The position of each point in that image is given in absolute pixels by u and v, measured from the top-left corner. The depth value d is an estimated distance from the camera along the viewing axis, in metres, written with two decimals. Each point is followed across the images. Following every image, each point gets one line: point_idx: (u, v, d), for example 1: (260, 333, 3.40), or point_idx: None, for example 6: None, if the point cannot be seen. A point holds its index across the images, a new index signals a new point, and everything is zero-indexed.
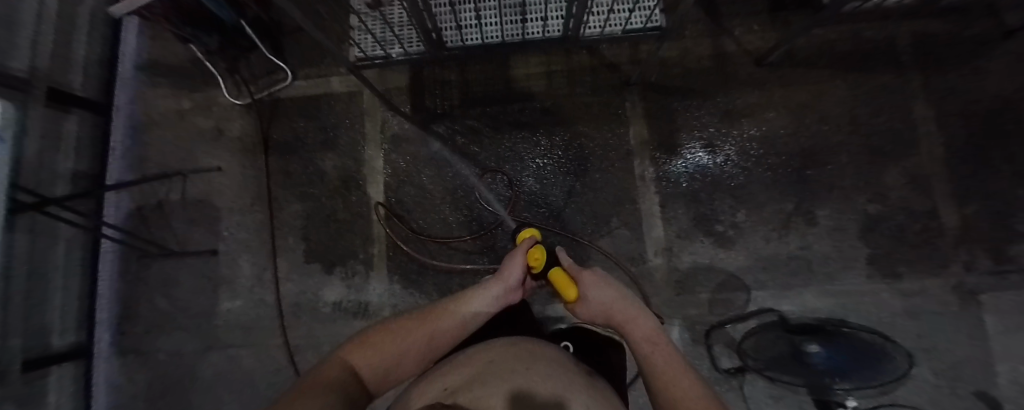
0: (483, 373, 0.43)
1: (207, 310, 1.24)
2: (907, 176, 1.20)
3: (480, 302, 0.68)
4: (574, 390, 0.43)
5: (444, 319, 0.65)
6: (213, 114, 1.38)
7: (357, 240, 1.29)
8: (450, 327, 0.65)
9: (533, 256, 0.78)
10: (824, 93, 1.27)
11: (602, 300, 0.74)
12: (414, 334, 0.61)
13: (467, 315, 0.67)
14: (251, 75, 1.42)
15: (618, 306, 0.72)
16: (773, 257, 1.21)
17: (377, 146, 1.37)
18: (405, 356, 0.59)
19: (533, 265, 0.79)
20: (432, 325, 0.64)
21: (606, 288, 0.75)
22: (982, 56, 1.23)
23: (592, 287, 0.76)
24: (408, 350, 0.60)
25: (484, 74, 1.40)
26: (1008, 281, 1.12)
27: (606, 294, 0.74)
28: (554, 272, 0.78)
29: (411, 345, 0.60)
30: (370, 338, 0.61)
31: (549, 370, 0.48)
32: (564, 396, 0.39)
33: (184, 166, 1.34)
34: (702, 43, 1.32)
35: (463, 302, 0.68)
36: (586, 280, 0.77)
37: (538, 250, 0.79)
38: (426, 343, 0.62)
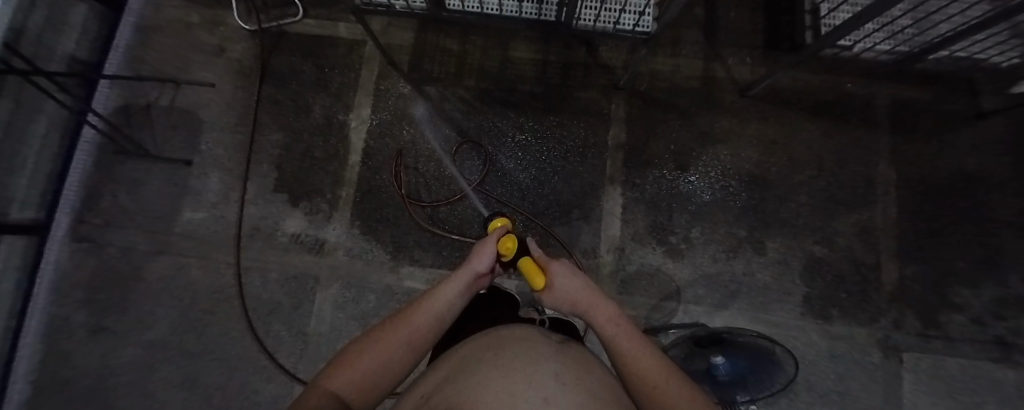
0: (458, 368, 0.40)
1: (169, 215, 1.33)
2: (858, 228, 1.26)
3: (455, 289, 0.55)
4: (559, 358, 0.41)
5: (422, 315, 0.50)
6: (217, 32, 1.44)
7: (327, 178, 1.34)
8: (433, 325, 0.50)
9: (504, 246, 0.66)
10: (796, 136, 1.31)
11: (569, 289, 0.58)
12: (387, 340, 0.46)
13: (450, 304, 0.53)
14: (263, 4, 1.45)
15: (584, 294, 0.57)
16: (716, 277, 1.25)
17: (366, 94, 1.39)
18: (390, 364, 0.44)
19: (503, 256, 0.67)
20: (409, 326, 0.48)
21: (571, 274, 0.60)
22: (952, 131, 1.29)
23: (557, 274, 0.61)
24: (394, 359, 0.45)
25: (486, 47, 1.40)
26: (929, 346, 1.19)
27: (574, 282, 0.59)
28: (522, 263, 0.64)
29: (396, 351, 0.45)
30: (338, 363, 0.43)
31: (527, 349, 0.44)
32: (544, 366, 0.36)
33: (179, 75, 1.42)
34: (694, 63, 1.36)
35: (434, 294, 0.53)
36: (553, 269, 0.61)
37: (508, 239, 0.68)
38: (413, 345, 0.47)
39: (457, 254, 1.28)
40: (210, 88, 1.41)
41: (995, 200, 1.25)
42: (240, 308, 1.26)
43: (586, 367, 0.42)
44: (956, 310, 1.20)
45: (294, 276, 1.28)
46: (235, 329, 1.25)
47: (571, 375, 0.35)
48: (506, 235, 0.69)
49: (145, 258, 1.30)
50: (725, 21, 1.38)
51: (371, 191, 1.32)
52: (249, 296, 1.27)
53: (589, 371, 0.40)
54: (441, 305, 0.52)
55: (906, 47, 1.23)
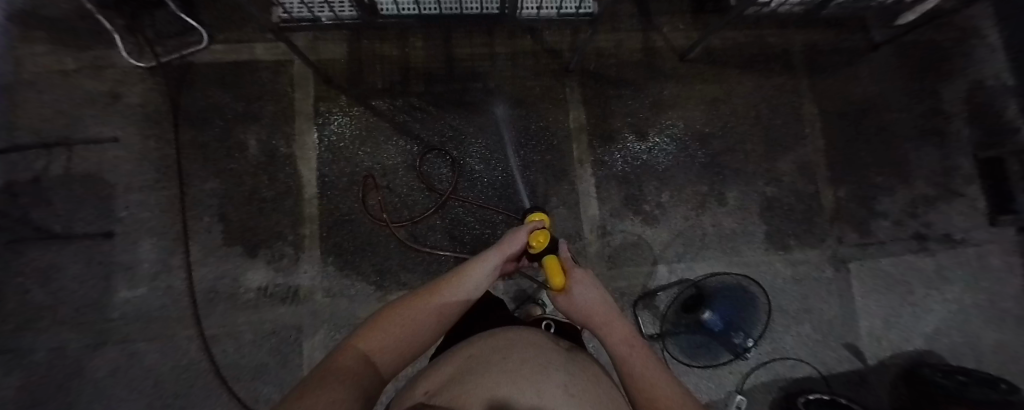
0: (465, 370, 0.39)
1: (99, 298, 1.15)
2: (797, 164, 1.41)
3: (486, 267, 0.52)
4: (566, 368, 0.41)
5: (452, 290, 0.48)
6: (106, 76, 1.23)
7: (284, 218, 1.22)
8: (461, 301, 0.48)
9: (536, 238, 0.66)
10: (733, 91, 1.42)
11: (586, 298, 0.57)
12: (416, 311, 0.44)
13: (481, 281, 0.51)
14: (156, 36, 1.25)
15: (600, 307, 0.57)
16: (691, 234, 1.34)
17: (308, 120, 1.27)
18: (418, 335, 0.43)
19: (532, 247, 0.66)
20: (438, 299, 0.46)
21: (591, 284, 0.60)
22: (854, 64, 1.48)
23: (578, 281, 0.60)
24: (421, 331, 0.43)
25: (429, 48, 1.33)
26: (867, 252, 1.39)
27: (593, 293, 0.58)
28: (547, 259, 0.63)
29: (424, 323, 0.44)
30: (369, 324, 0.43)
31: (528, 353, 0.43)
32: (552, 376, 0.36)
33: (70, 135, 1.20)
34: (634, 36, 1.40)
35: (465, 270, 0.50)
36: (575, 274, 0.61)
37: (541, 233, 0.67)
38: (440, 318, 0.45)
39: (444, 268, 1.24)
40: (113, 143, 1.21)
41: (895, 119, 1.47)
42: (216, 381, 1.13)
43: (594, 379, 0.41)
44: (881, 218, 1.41)
45: (271, 331, 1.17)
46: (217, 406, 1.12)
47: (580, 390, 0.35)
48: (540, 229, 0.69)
49: (80, 354, 1.11)
50: None
51: (338, 223, 1.23)
52: (225, 366, 1.14)
53: (596, 385, 0.40)
54: (472, 282, 0.49)
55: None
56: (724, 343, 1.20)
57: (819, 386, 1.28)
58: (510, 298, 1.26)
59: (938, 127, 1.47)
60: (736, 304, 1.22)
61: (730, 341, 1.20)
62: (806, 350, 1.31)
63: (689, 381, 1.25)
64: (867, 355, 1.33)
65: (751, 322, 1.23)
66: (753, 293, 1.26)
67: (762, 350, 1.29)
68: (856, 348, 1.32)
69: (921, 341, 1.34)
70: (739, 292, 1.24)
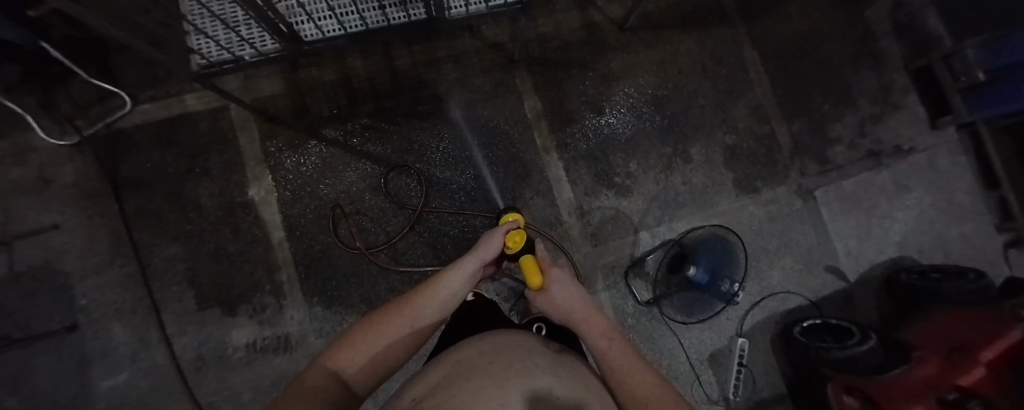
0: (452, 375, 0.39)
1: (77, 395, 1.09)
2: (750, 108, 1.46)
3: (461, 274, 0.53)
4: (554, 370, 0.41)
5: (428, 300, 0.48)
6: (29, 161, 1.15)
7: (257, 269, 1.18)
8: (435, 310, 0.48)
9: (512, 239, 0.65)
10: (677, 50, 1.45)
11: (565, 297, 0.59)
12: (392, 324, 0.44)
13: (456, 288, 0.52)
14: (75, 107, 1.17)
15: (579, 304, 0.58)
16: (664, 196, 1.37)
17: (259, 164, 1.22)
18: (393, 348, 0.43)
19: (509, 248, 0.66)
20: (413, 310, 0.46)
21: (569, 284, 0.61)
22: (783, 2, 1.53)
23: (556, 281, 0.62)
24: (397, 343, 0.43)
25: (369, 65, 1.30)
26: (829, 179, 1.45)
27: (570, 291, 0.60)
28: (523, 259, 0.63)
29: (400, 336, 0.44)
30: (347, 337, 0.43)
31: (514, 356, 0.44)
32: (538, 378, 0.36)
33: (4, 231, 1.12)
34: (571, 15, 1.40)
35: (439, 281, 0.51)
36: (553, 272, 0.62)
37: (517, 233, 0.66)
38: (415, 330, 0.45)
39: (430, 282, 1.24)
40: (54, 230, 1.13)
41: (831, 47, 1.53)
42: None
43: (585, 384, 0.42)
44: (836, 143, 1.47)
45: (270, 386, 1.14)
46: None
47: (567, 395, 0.35)
48: (515, 229, 0.68)
49: None
50: None
51: (315, 260, 1.20)
52: None
53: (587, 390, 0.40)
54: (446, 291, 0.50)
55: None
56: (714, 293, 1.27)
57: (810, 313, 1.35)
58: (503, 298, 1.26)
59: (871, 48, 1.54)
60: (718, 253, 1.30)
61: (719, 289, 1.27)
62: (792, 282, 1.37)
63: (691, 337, 1.29)
64: (847, 274, 1.40)
65: (736, 265, 1.31)
66: (732, 239, 1.33)
67: (752, 292, 1.35)
68: (836, 270, 1.39)
69: (892, 250, 1.42)
70: (719, 240, 1.32)
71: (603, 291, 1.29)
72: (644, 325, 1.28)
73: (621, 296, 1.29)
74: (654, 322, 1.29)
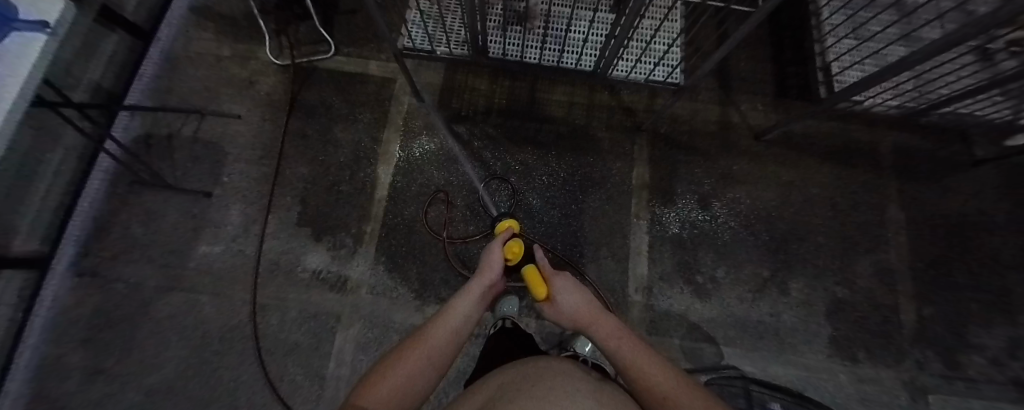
0: (498, 397, 0.41)
1: (184, 248, 1.29)
2: (874, 268, 1.31)
3: (469, 302, 0.61)
4: (597, 396, 0.41)
5: (441, 326, 0.55)
6: (248, 65, 1.47)
7: (352, 212, 1.32)
8: (450, 333, 0.55)
9: (511, 251, 0.86)
10: (809, 180, 1.38)
11: (569, 299, 0.68)
12: (413, 355, 0.50)
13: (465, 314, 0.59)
14: (296, 41, 1.49)
15: (586, 309, 0.65)
16: (744, 317, 1.26)
17: (395, 130, 1.41)
18: (424, 371, 0.49)
19: (509, 261, 0.86)
20: (433, 338, 0.53)
21: (573, 292, 0.70)
22: (949, 176, 1.38)
23: (560, 286, 0.72)
24: (424, 369, 0.49)
25: (514, 88, 1.46)
26: (954, 388, 1.21)
27: (574, 298, 0.68)
28: (527, 271, 0.78)
29: (427, 361, 0.50)
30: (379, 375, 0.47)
31: (560, 381, 0.44)
32: (581, 401, 0.37)
33: (205, 106, 1.43)
34: (711, 109, 1.43)
35: (449, 310, 0.58)
36: (556, 283, 0.72)
37: (515, 246, 0.87)
38: (437, 357, 0.51)
39: None
40: (237, 119, 1.41)
41: (998, 243, 1.33)
42: (254, 351, 1.19)
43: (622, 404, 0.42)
44: (974, 351, 1.24)
45: (314, 315, 1.23)
46: (250, 372, 1.17)
47: None
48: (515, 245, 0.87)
49: (153, 294, 1.24)
50: (736, 70, 1.47)
51: (398, 226, 1.31)
52: (266, 336, 1.20)
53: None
54: (459, 314, 0.58)
55: (912, 102, 1.26)
56: None
57: None
58: (541, 339, 1.24)
59: None
60: None
61: None
62: None
63: None
64: None
65: None
66: None
67: None
68: None
69: None
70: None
71: None
72: None
73: None
74: None
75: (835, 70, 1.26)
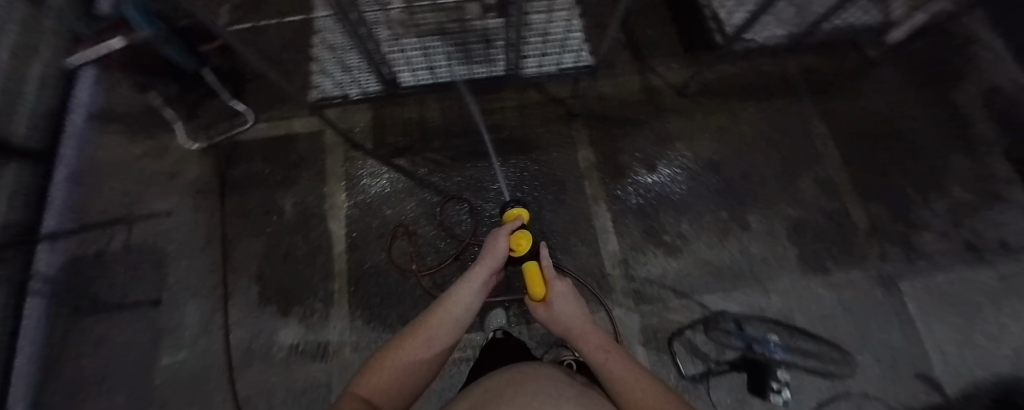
0: (480, 402, 0.41)
1: (144, 365, 1.20)
2: (817, 182, 1.39)
3: (470, 291, 0.59)
4: (580, 401, 0.42)
5: (444, 312, 0.54)
6: (167, 158, 1.40)
7: (314, 275, 1.28)
8: (453, 320, 0.54)
9: (518, 243, 0.79)
10: (737, 119, 1.46)
11: (567, 308, 0.67)
12: (413, 340, 0.48)
13: (469, 301, 0.58)
14: (210, 120, 1.43)
15: (577, 318, 0.65)
16: (717, 262, 1.31)
17: (337, 181, 1.38)
18: (423, 357, 0.47)
19: (516, 251, 0.79)
20: (431, 327, 0.51)
21: (569, 299, 0.70)
22: (854, 82, 1.50)
23: (557, 291, 0.72)
24: (422, 358, 0.47)
25: (442, 108, 1.46)
26: (916, 268, 1.30)
27: (569, 304, 0.69)
28: (529, 264, 0.76)
29: (423, 353, 0.48)
30: (376, 361, 0.46)
31: (544, 388, 0.44)
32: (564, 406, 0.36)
33: (131, 211, 1.35)
34: (632, 78, 1.50)
35: (455, 294, 0.58)
36: (556, 286, 0.72)
37: (523, 238, 0.80)
38: (436, 343, 0.50)
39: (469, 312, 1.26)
40: (168, 215, 1.34)
41: (913, 129, 1.45)
42: None
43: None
44: (923, 230, 1.34)
45: (301, 392, 1.16)
46: None
47: None
48: (523, 235, 0.81)
49: None
50: (644, 37, 1.55)
51: (365, 275, 1.28)
52: None
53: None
54: (459, 305, 0.56)
55: (796, 27, 1.36)
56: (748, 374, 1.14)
57: None
58: (535, 344, 1.23)
59: (961, 133, 1.44)
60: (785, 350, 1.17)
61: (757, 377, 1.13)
62: (874, 384, 1.19)
63: None
64: (951, 389, 1.18)
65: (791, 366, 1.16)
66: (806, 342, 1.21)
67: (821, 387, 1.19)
68: (934, 380, 1.19)
69: (1008, 365, 1.19)
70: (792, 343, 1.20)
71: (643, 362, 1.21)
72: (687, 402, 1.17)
73: (663, 364, 1.20)
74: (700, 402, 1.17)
75: (722, 16, 1.34)
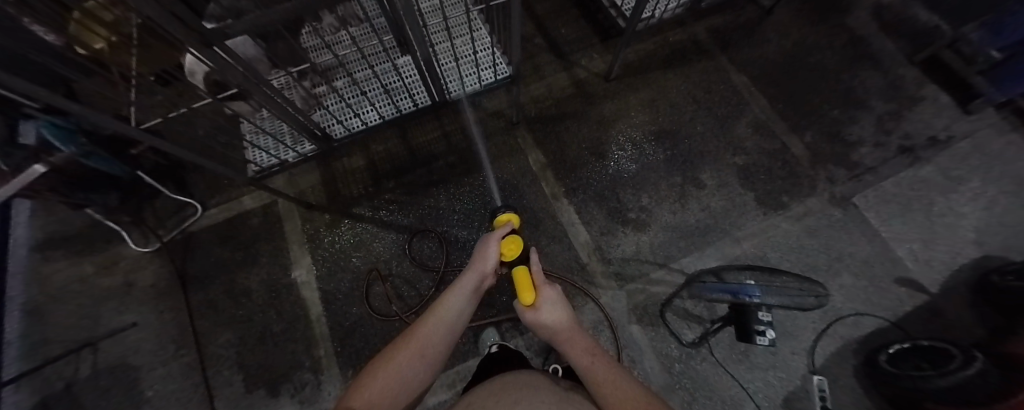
0: None
1: None
2: (753, 127, 1.47)
3: (461, 296, 0.60)
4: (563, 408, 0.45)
5: (431, 325, 0.54)
6: (119, 269, 1.35)
7: (298, 346, 1.24)
8: (440, 336, 0.54)
9: (507, 247, 0.71)
10: (665, 88, 1.54)
11: (553, 319, 0.63)
12: (399, 355, 0.50)
13: (456, 314, 0.58)
14: (159, 220, 1.42)
15: (565, 327, 0.62)
16: (684, 226, 1.35)
17: (300, 246, 1.37)
18: (407, 375, 0.49)
19: (505, 255, 0.71)
20: (417, 341, 0.52)
21: (559, 307, 0.64)
22: (757, 30, 1.62)
23: (547, 299, 0.65)
24: (408, 372, 0.49)
25: (388, 149, 1.49)
26: (863, 181, 1.38)
27: (560, 314, 0.64)
28: (517, 270, 0.67)
29: (406, 367, 0.49)
30: (363, 378, 0.48)
31: (531, 401, 0.47)
32: None
33: (94, 333, 1.25)
34: (560, 77, 1.57)
35: (442, 306, 0.58)
36: (545, 293, 0.66)
37: (514, 241, 0.73)
38: (422, 359, 0.51)
39: (462, 339, 1.24)
40: (133, 327, 1.27)
41: (823, 58, 1.56)
42: None
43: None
44: (858, 146, 1.43)
45: None
46: None
47: None
48: (512, 236, 0.74)
49: None
50: (561, 37, 1.63)
51: (349, 332, 1.25)
52: None
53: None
54: (450, 310, 0.58)
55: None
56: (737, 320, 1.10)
57: (896, 335, 1.18)
58: (531, 354, 1.22)
59: (863, 52, 1.57)
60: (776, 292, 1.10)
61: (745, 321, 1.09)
62: (858, 301, 1.24)
63: (754, 380, 1.17)
64: (925, 284, 1.24)
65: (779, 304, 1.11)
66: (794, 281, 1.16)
67: (813, 318, 1.23)
68: (908, 280, 1.25)
69: (968, 248, 1.26)
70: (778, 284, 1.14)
71: (640, 341, 1.22)
72: (694, 368, 1.18)
73: (660, 338, 1.22)
74: (705, 364, 1.19)
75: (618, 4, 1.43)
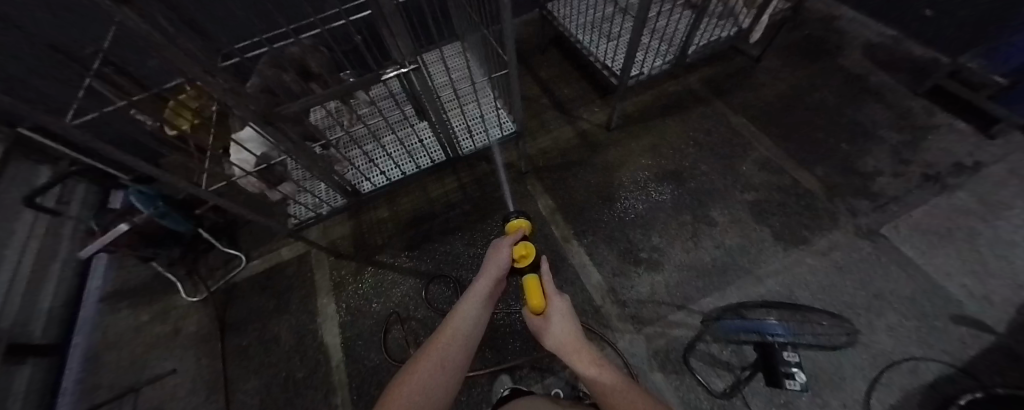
0: None
1: None
2: (759, 165, 1.49)
3: (475, 305, 0.65)
4: None
5: (451, 337, 0.59)
6: (170, 317, 1.47)
7: (318, 393, 1.26)
8: (459, 344, 0.59)
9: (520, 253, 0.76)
10: (666, 134, 1.62)
11: (559, 328, 0.66)
12: (424, 366, 0.54)
13: (471, 322, 0.63)
14: (209, 271, 1.58)
15: (572, 336, 0.65)
16: (700, 265, 1.32)
17: (328, 294, 1.46)
18: (437, 381, 0.53)
19: (518, 260, 0.77)
20: (440, 352, 0.57)
21: (567, 316, 0.67)
22: (750, 77, 1.73)
23: (556, 309, 0.68)
24: (434, 378, 0.53)
25: (410, 200, 1.63)
26: (889, 212, 1.32)
27: (568, 323, 0.67)
28: (528, 279, 0.70)
29: (433, 372, 0.54)
30: (393, 388, 0.52)
31: None
32: None
33: (137, 379, 1.33)
34: (565, 130, 1.71)
35: (459, 316, 0.63)
36: (553, 301, 0.69)
37: (525, 246, 0.78)
38: (447, 367, 0.55)
39: (476, 387, 1.22)
40: (172, 374, 1.34)
41: (821, 97, 1.61)
42: None
43: None
44: (876, 177, 1.40)
45: None
46: None
47: None
48: (523, 243, 0.79)
49: None
50: (564, 95, 1.81)
51: (367, 379, 1.27)
52: None
53: None
54: (466, 319, 0.62)
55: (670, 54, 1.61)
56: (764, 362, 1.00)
57: (970, 383, 1.02)
58: None
59: (862, 88, 1.61)
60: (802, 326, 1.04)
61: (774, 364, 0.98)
62: (913, 343, 1.10)
63: None
64: (991, 323, 1.10)
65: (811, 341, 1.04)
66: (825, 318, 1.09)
67: (862, 364, 1.10)
68: (967, 318, 1.12)
69: None
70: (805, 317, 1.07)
71: (666, 391, 1.14)
72: None
73: (687, 387, 1.13)
74: None
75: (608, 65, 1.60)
